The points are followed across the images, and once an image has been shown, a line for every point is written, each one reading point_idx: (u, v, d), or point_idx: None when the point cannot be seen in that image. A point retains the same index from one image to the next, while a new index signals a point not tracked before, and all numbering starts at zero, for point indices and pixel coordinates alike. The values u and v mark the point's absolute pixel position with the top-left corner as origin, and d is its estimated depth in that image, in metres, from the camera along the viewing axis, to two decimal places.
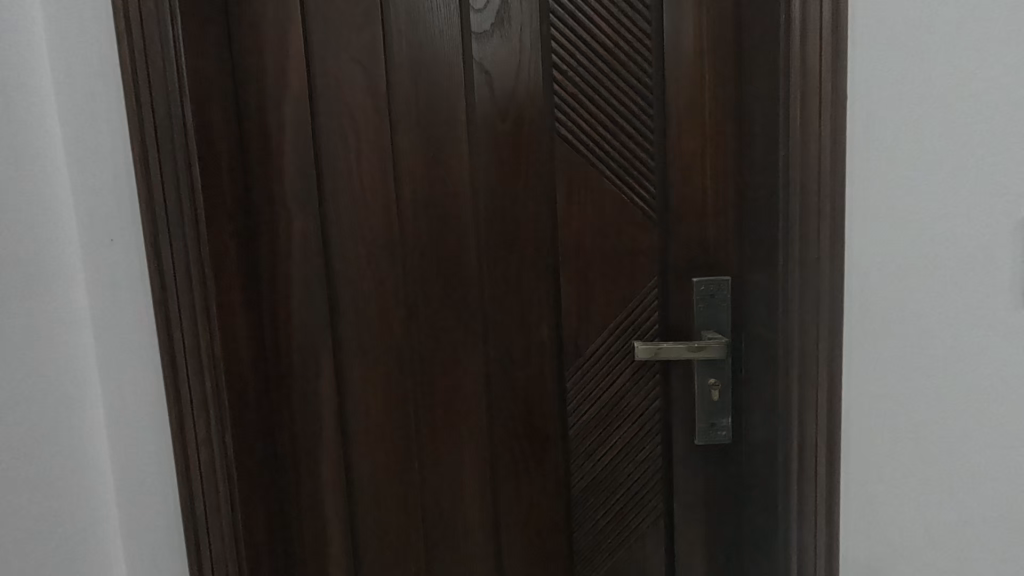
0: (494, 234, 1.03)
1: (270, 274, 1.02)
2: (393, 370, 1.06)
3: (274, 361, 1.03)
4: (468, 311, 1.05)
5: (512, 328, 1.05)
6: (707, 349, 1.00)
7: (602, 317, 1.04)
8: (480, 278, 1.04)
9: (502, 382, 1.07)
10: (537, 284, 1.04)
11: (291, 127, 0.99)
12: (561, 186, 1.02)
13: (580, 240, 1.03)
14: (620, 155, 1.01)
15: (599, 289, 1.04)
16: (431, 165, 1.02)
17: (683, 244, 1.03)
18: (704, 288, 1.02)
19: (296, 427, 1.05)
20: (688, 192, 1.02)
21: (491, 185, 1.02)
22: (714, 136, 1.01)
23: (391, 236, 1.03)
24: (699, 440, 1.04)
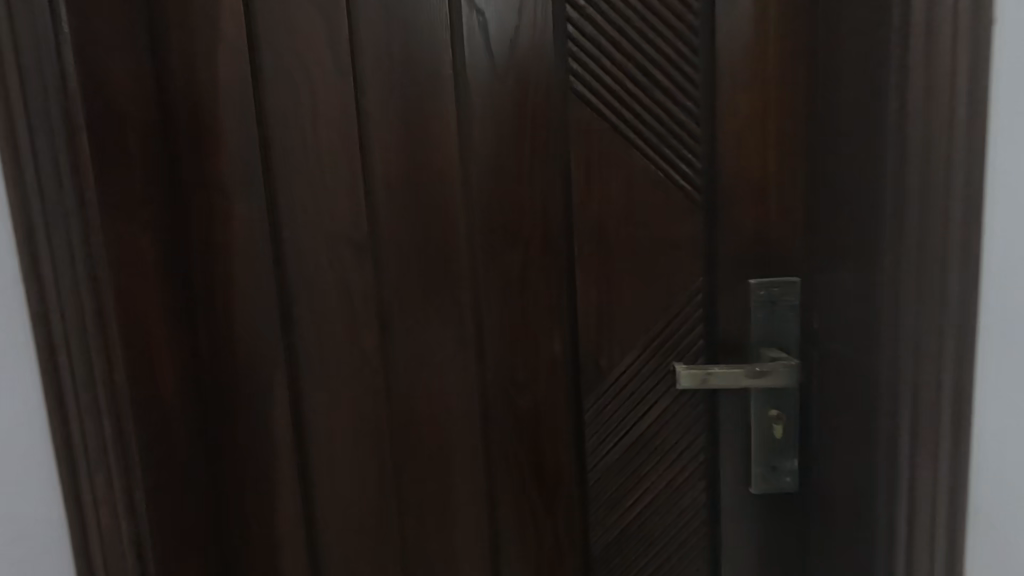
0: (491, 224, 0.80)
1: (205, 277, 0.80)
2: (365, 396, 0.84)
3: (213, 386, 0.82)
4: (459, 323, 0.83)
5: (514, 343, 0.83)
6: (772, 376, 0.76)
7: (630, 331, 0.81)
8: (473, 281, 0.82)
9: (503, 412, 0.84)
10: (546, 288, 0.81)
11: (227, 87, 0.77)
12: (578, 162, 0.79)
13: (603, 232, 0.80)
14: (656, 120, 0.77)
15: (626, 295, 0.80)
16: (409, 135, 0.79)
17: (736, 236, 0.79)
18: (764, 293, 0.79)
19: (244, 468, 0.84)
20: (744, 166, 0.78)
21: (486, 160, 0.79)
22: (779, 94, 0.77)
23: (358, 227, 0.80)
24: (755, 488, 0.82)
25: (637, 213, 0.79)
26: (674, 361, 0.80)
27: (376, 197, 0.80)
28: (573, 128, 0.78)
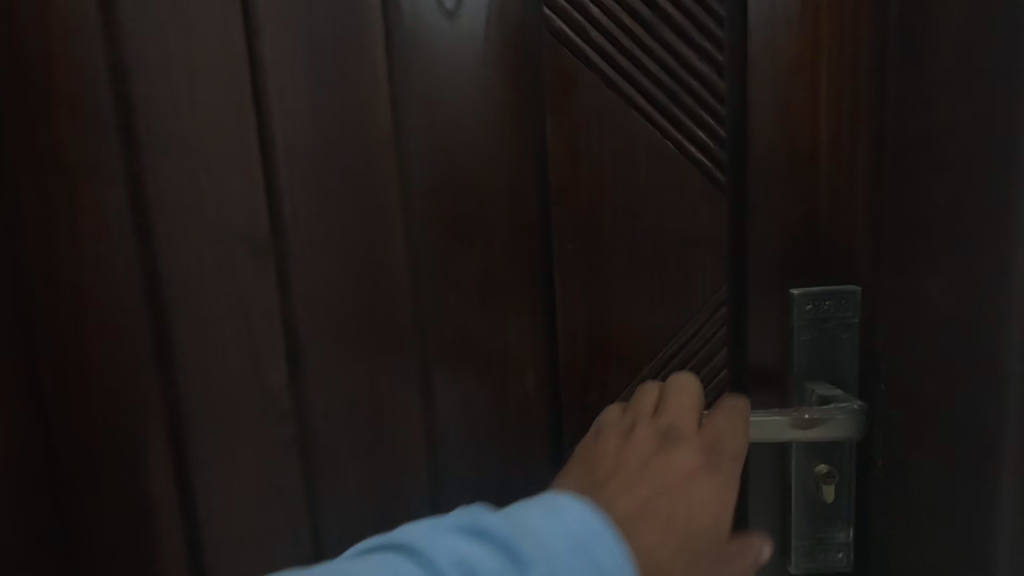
0: (443, 216, 0.60)
1: (47, 287, 0.59)
2: (274, 452, 0.62)
3: (62, 433, 0.61)
4: (399, 351, 0.61)
5: (472, 373, 0.62)
6: (819, 431, 0.55)
7: (631, 356, 0.61)
8: (418, 294, 0.61)
9: (458, 464, 0.63)
10: (517, 302, 0.61)
11: (66, 25, 0.55)
12: (557, 131, 0.58)
13: (595, 225, 0.60)
14: (663, 72, 0.57)
15: (625, 310, 0.61)
16: (326, 94, 0.57)
17: (771, 230, 0.58)
18: (812, 308, 0.58)
19: (107, 542, 0.62)
20: (785, 132, 0.57)
21: (434, 130, 0.58)
22: (834, 35, 0.55)
23: (257, 222, 0.59)
24: (794, 567, 0.61)
25: (639, 200, 0.59)
26: None
27: (281, 182, 0.58)
28: (552, 84, 0.58)
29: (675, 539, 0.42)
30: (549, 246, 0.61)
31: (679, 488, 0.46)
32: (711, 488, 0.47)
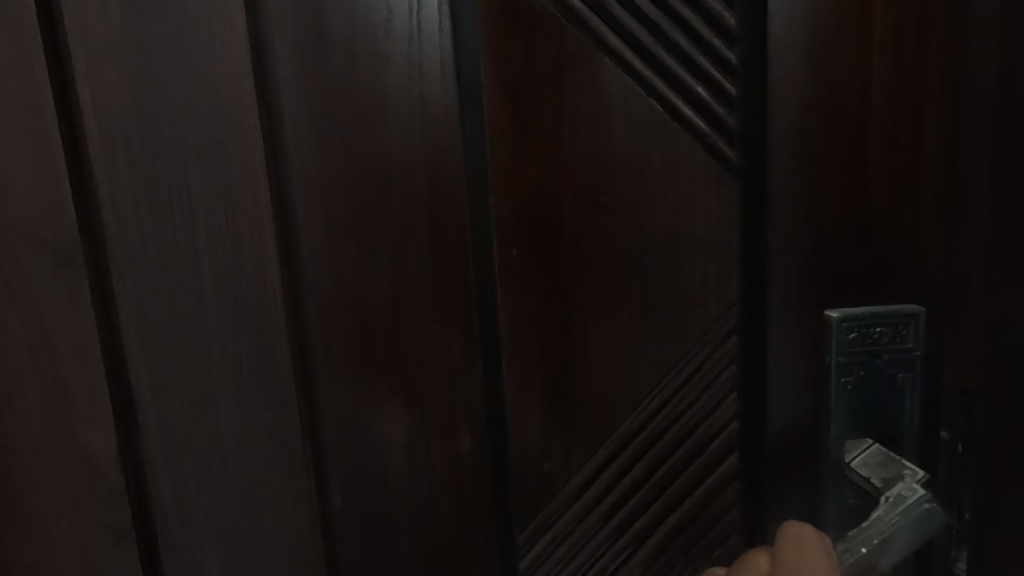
0: (337, 216, 0.42)
1: None
2: (106, 556, 0.44)
3: None
4: (282, 407, 0.43)
5: (392, 431, 0.44)
6: (896, 540, 0.41)
7: (607, 406, 0.45)
8: (307, 328, 0.43)
9: (375, 555, 0.46)
10: (447, 338, 0.44)
11: None
12: (497, 98, 0.42)
13: (554, 228, 0.43)
14: (654, 6, 0.40)
15: (599, 344, 0.44)
16: (160, 33, 0.39)
17: (802, 226, 0.42)
18: (854, 341, 0.43)
19: None
20: (824, 85, 0.41)
21: (322, 90, 0.41)
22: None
23: (64, 225, 0.40)
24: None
25: (618, 191, 0.42)
26: (682, 450, 0.46)
27: (96, 165, 0.40)
28: (492, 28, 0.41)
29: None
30: (489, 258, 0.43)
31: None
32: None
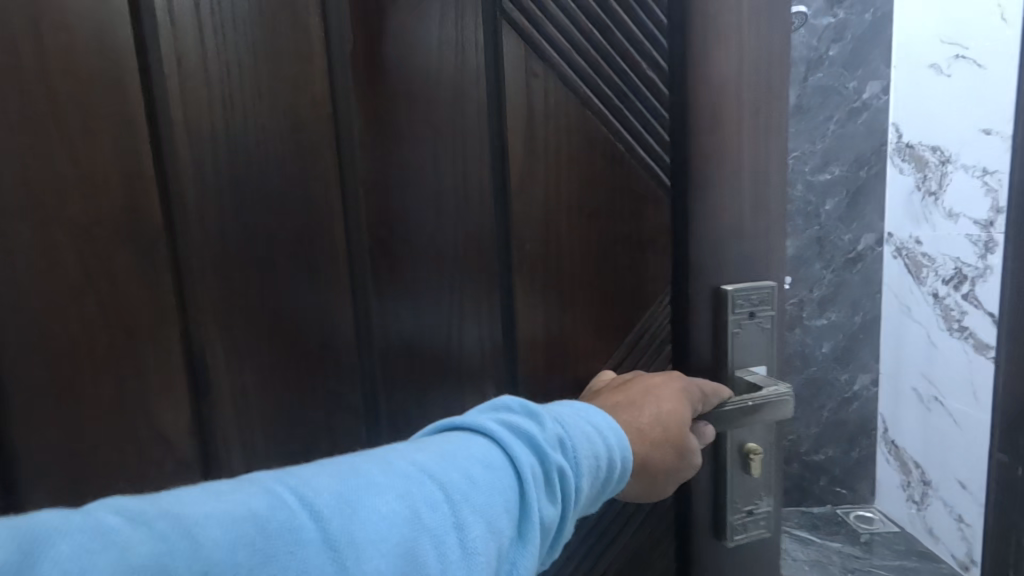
0: (390, 220, 0.55)
1: None
2: None
3: None
4: (346, 383, 0.56)
5: (429, 400, 0.58)
6: (765, 410, 0.58)
7: (588, 364, 0.62)
8: (366, 304, 0.55)
9: None
10: (475, 309, 0.59)
11: None
12: (515, 135, 0.57)
13: (554, 226, 0.59)
14: (611, 72, 0.59)
15: (580, 311, 0.61)
16: (250, 82, 0.50)
17: (710, 240, 0.58)
18: (740, 302, 0.59)
19: None
20: (716, 142, 0.57)
21: (384, 126, 0.54)
22: (755, 38, 0.57)
23: (148, 237, 0.48)
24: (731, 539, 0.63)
25: (591, 205, 0.60)
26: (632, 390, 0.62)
27: (197, 198, 0.49)
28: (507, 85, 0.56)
29: (651, 416, 0.51)
30: (506, 250, 0.58)
31: (651, 388, 0.54)
32: (678, 391, 0.54)
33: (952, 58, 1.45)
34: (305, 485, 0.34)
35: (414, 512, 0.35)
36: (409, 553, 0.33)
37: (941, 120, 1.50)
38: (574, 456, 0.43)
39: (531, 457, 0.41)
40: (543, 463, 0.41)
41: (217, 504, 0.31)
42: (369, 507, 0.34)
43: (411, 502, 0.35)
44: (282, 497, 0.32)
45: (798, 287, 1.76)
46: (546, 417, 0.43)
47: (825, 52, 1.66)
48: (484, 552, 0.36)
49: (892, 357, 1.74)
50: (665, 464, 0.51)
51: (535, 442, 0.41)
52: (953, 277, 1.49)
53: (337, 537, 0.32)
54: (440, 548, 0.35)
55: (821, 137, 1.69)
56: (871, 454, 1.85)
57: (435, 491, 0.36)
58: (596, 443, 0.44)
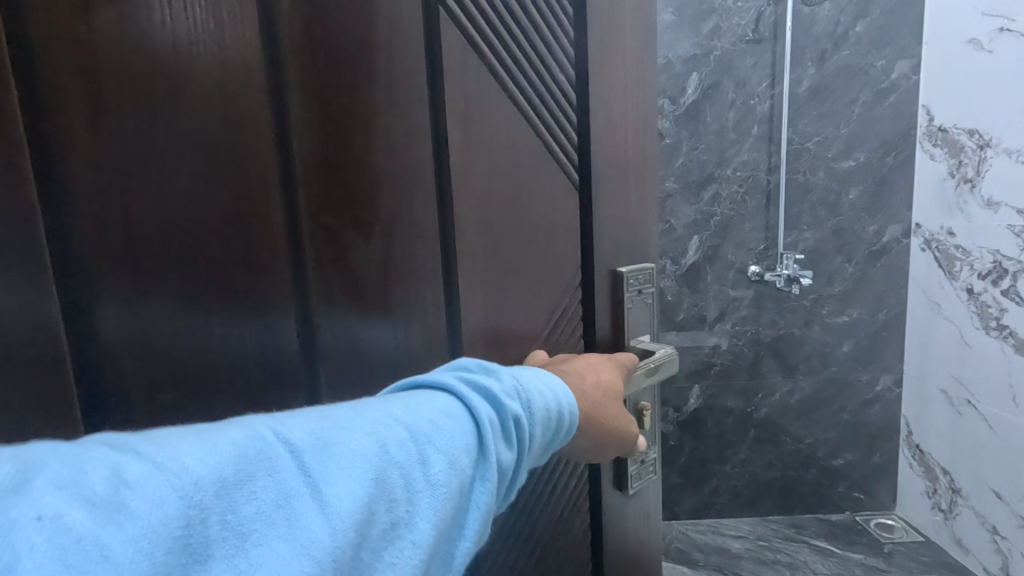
0: (335, 211, 0.43)
1: None
2: None
3: None
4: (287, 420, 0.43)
5: None
6: (663, 365, 0.61)
7: (523, 348, 0.55)
8: (319, 318, 0.43)
9: None
10: (423, 306, 0.48)
11: None
12: (454, 106, 0.48)
13: (485, 212, 0.50)
14: (530, 58, 0.53)
15: (513, 304, 0.54)
16: (159, 15, 0.35)
17: (604, 234, 0.60)
18: (634, 283, 0.63)
19: None
20: (608, 144, 0.58)
21: (324, 89, 0.41)
22: (634, 50, 0.60)
23: (23, 242, 0.32)
24: (632, 489, 0.65)
25: (532, 196, 0.54)
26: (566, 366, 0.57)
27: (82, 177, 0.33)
28: (457, 57, 0.47)
29: (593, 382, 0.50)
30: (449, 242, 0.49)
31: (592, 362, 0.53)
32: (614, 366, 0.55)
33: (994, 31, 1.33)
34: (277, 422, 0.29)
35: (385, 447, 0.30)
36: (379, 483, 0.29)
37: (982, 99, 1.38)
38: (529, 404, 0.39)
39: (487, 407, 0.37)
40: (501, 412, 0.37)
41: (192, 438, 0.26)
42: (342, 440, 0.29)
43: (380, 438, 0.31)
44: (253, 430, 0.28)
45: (819, 282, 1.65)
46: (502, 372, 0.40)
47: (851, 28, 1.53)
48: (448, 490, 0.32)
49: (918, 357, 1.63)
50: (613, 427, 0.51)
51: (492, 392, 0.38)
52: (990, 271, 1.38)
53: (309, 467, 0.28)
54: (407, 483, 0.31)
55: (845, 121, 1.57)
56: (893, 460, 1.74)
57: (404, 429, 0.32)
58: (548, 393, 0.42)
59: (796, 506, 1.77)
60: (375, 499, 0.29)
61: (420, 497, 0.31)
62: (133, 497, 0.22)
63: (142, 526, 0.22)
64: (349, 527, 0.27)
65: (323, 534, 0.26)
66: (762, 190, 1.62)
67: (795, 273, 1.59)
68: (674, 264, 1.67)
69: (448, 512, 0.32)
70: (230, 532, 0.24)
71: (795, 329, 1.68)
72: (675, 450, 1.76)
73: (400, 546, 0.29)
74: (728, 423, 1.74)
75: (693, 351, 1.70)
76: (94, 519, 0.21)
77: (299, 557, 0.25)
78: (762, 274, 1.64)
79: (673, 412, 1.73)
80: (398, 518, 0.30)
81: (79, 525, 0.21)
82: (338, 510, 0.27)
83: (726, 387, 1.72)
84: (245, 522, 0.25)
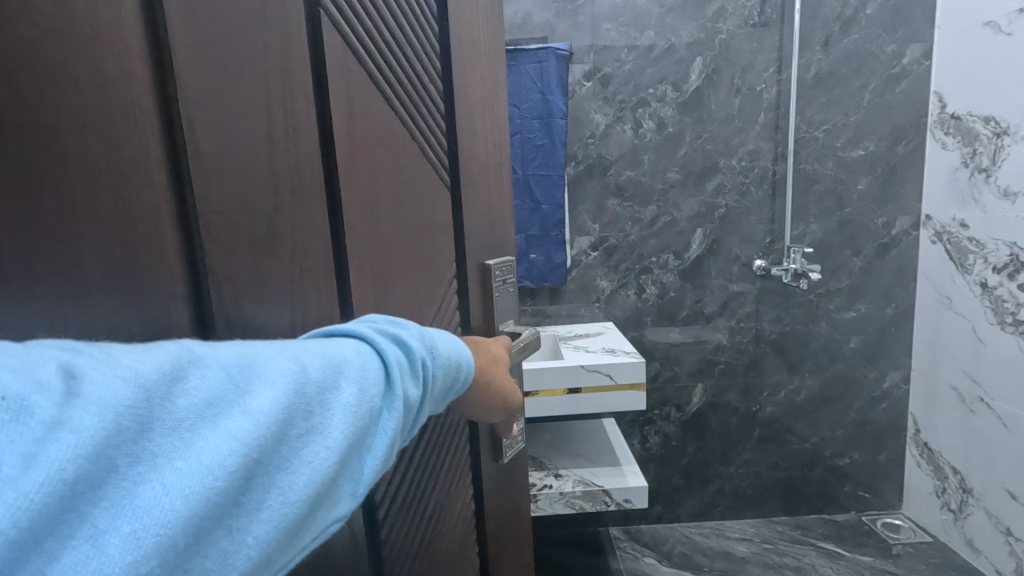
0: (226, 196, 0.37)
1: None
2: None
3: None
4: None
5: None
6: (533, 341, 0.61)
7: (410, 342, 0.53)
8: (216, 318, 0.38)
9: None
10: (319, 301, 0.44)
11: None
12: (339, 94, 0.44)
13: (372, 208, 0.47)
14: (402, 61, 0.50)
15: (400, 300, 0.51)
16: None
17: (470, 235, 0.60)
18: (499, 273, 0.63)
19: None
20: (474, 153, 0.59)
21: (207, 58, 0.36)
22: (490, 68, 0.61)
23: None
24: (505, 459, 0.68)
25: (414, 196, 0.52)
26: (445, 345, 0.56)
27: None
28: (338, 54, 0.43)
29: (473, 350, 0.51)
30: (341, 237, 0.45)
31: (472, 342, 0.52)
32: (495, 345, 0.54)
33: (1013, 13, 1.28)
34: (207, 343, 0.30)
35: (303, 366, 0.31)
36: (296, 394, 0.29)
37: (1002, 84, 1.32)
38: (434, 348, 0.39)
39: (395, 347, 0.37)
40: (410, 352, 0.37)
41: (125, 347, 0.27)
42: (263, 358, 0.30)
43: (300, 360, 0.31)
44: (184, 344, 0.28)
45: (826, 276, 1.59)
46: (411, 322, 0.39)
47: (860, 10, 1.46)
48: (363, 410, 0.32)
49: (928, 353, 1.58)
50: (500, 397, 0.51)
51: (401, 336, 0.37)
52: (1006, 264, 1.33)
53: (235, 376, 0.28)
54: (323, 400, 0.31)
55: (855, 108, 1.51)
56: (899, 459, 1.70)
57: (321, 355, 0.32)
58: (454, 342, 0.42)
59: (801, 506, 1.73)
60: (292, 409, 0.29)
61: (337, 410, 0.31)
62: (67, 385, 0.23)
63: (92, 402, 0.23)
64: (267, 427, 0.27)
65: (249, 429, 0.27)
66: (769, 180, 1.55)
67: (802, 268, 1.53)
68: (676, 258, 1.60)
69: (364, 429, 0.33)
70: (165, 419, 0.25)
71: (800, 325, 1.62)
72: (678, 451, 1.70)
73: (318, 453, 0.29)
74: (732, 422, 1.68)
75: (696, 348, 1.64)
76: (35, 396, 0.22)
77: (230, 443, 0.26)
78: (768, 269, 1.58)
79: (675, 412, 1.67)
80: (312, 429, 0.30)
81: (37, 405, 0.22)
82: (258, 412, 0.27)
83: (723, 382, 1.66)
84: (172, 415, 0.25)
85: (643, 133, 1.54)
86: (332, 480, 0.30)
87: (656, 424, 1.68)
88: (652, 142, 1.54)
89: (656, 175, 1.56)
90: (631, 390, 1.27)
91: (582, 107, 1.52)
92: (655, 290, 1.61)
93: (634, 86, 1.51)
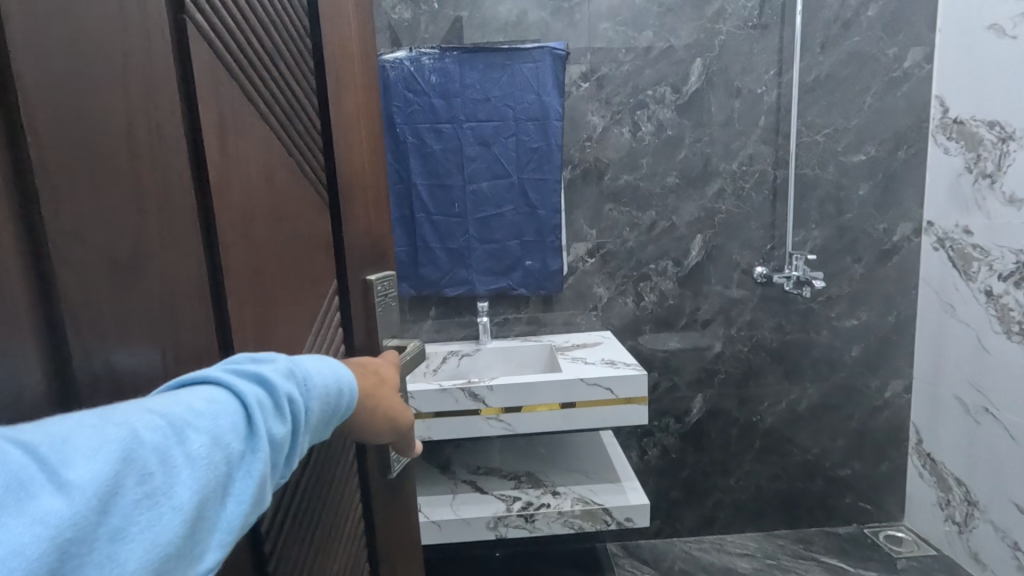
0: (81, 213, 0.31)
1: None
2: None
3: None
4: None
5: None
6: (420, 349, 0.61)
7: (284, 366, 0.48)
8: (75, 358, 0.31)
9: None
10: (193, 329, 0.38)
11: None
12: (208, 105, 0.39)
13: (249, 226, 0.43)
14: (275, 77, 0.47)
15: (278, 324, 0.47)
16: None
17: (353, 253, 0.57)
18: (381, 288, 0.60)
19: None
20: (351, 172, 0.57)
21: (55, 51, 0.29)
22: (365, 84, 0.59)
23: None
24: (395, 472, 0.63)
25: (291, 214, 0.48)
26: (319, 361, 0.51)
27: None
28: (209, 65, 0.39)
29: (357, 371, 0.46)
30: (216, 260, 0.40)
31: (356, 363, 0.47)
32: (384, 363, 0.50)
33: (1018, 15, 1.26)
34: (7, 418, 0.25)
35: (133, 428, 0.27)
36: (126, 461, 0.26)
37: (1005, 87, 1.30)
38: (303, 382, 0.37)
39: (254, 387, 0.34)
40: (272, 390, 0.35)
41: None
42: (83, 424, 0.26)
43: (129, 421, 0.27)
44: None
45: (828, 283, 1.56)
46: (280, 355, 0.37)
47: (860, 12, 1.43)
48: (214, 462, 0.30)
49: (931, 360, 1.55)
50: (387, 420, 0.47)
51: (263, 374, 0.35)
52: (1012, 271, 1.30)
53: (44, 453, 0.24)
54: (165, 460, 0.28)
55: (856, 112, 1.48)
56: (900, 469, 1.66)
57: (157, 410, 0.29)
58: (329, 368, 0.40)
59: (802, 519, 1.69)
60: (123, 476, 0.26)
61: (182, 469, 0.28)
62: None
63: None
64: (90, 503, 0.24)
65: (64, 510, 0.24)
66: (769, 185, 1.52)
67: (804, 276, 1.48)
68: (675, 265, 1.55)
69: (219, 480, 0.30)
70: None
71: (800, 333, 1.58)
72: (679, 463, 1.65)
73: (159, 516, 0.27)
74: (732, 433, 1.64)
75: (694, 357, 1.59)
76: None
77: (39, 527, 0.23)
78: (769, 276, 1.53)
79: (674, 423, 1.62)
80: (154, 491, 0.27)
81: None
82: (78, 488, 0.24)
83: (718, 391, 1.61)
84: None
85: (642, 136, 1.49)
86: (182, 540, 0.28)
87: (655, 435, 1.63)
88: (651, 144, 1.50)
89: (655, 179, 1.51)
90: (629, 403, 1.22)
91: (580, 108, 1.48)
92: (654, 297, 1.56)
93: (633, 87, 1.47)
